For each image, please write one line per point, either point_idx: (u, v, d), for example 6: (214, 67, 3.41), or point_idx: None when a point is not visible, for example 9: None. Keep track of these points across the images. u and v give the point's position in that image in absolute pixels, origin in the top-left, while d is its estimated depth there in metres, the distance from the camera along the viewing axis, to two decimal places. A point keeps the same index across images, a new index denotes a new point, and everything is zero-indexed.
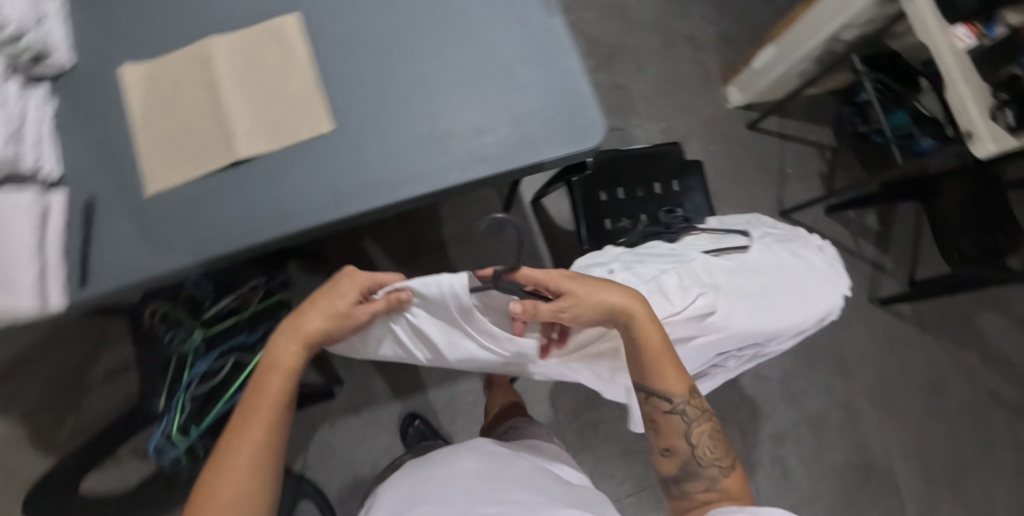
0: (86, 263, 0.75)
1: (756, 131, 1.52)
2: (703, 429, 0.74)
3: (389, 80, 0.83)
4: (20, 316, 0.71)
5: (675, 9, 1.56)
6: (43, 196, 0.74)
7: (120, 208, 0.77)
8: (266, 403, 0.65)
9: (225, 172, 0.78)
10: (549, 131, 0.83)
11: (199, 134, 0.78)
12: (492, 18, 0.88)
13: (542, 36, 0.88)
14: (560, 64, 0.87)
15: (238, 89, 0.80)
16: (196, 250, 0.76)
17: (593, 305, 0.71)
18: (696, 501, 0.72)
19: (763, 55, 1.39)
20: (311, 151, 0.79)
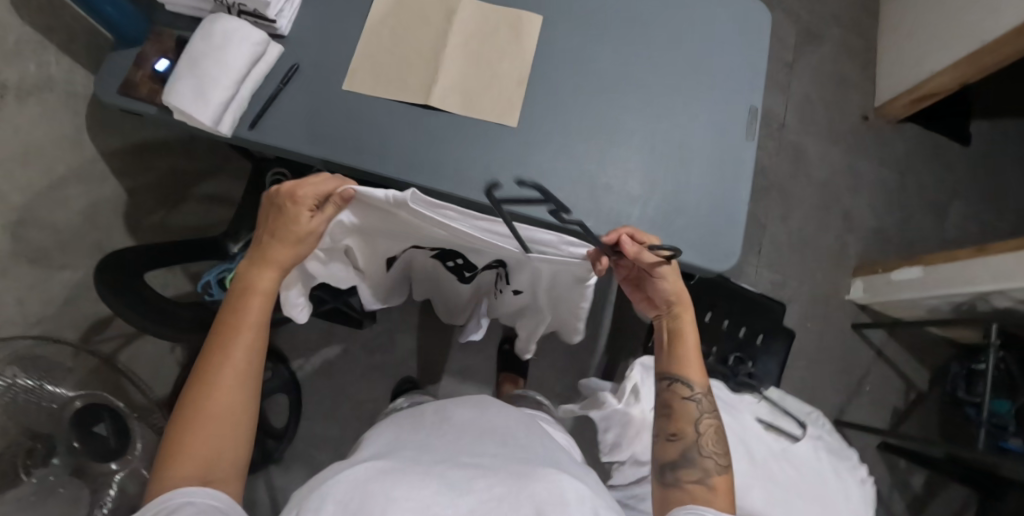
0: (265, 112, 0.85)
1: (858, 333, 1.45)
2: (711, 430, 0.72)
3: (583, 114, 0.88)
4: (196, 122, 0.81)
5: (850, 182, 1.52)
6: (266, 43, 0.84)
7: (316, 87, 0.86)
8: (245, 325, 0.62)
9: (409, 108, 0.85)
10: (686, 237, 0.86)
11: (408, 66, 0.86)
12: (698, 115, 0.91)
13: (730, 153, 0.91)
14: (732, 185, 0.90)
15: (460, 49, 0.86)
16: (350, 154, 0.84)
17: (675, 288, 0.73)
18: (688, 490, 0.66)
19: (907, 271, 1.34)
20: (486, 133, 0.84)
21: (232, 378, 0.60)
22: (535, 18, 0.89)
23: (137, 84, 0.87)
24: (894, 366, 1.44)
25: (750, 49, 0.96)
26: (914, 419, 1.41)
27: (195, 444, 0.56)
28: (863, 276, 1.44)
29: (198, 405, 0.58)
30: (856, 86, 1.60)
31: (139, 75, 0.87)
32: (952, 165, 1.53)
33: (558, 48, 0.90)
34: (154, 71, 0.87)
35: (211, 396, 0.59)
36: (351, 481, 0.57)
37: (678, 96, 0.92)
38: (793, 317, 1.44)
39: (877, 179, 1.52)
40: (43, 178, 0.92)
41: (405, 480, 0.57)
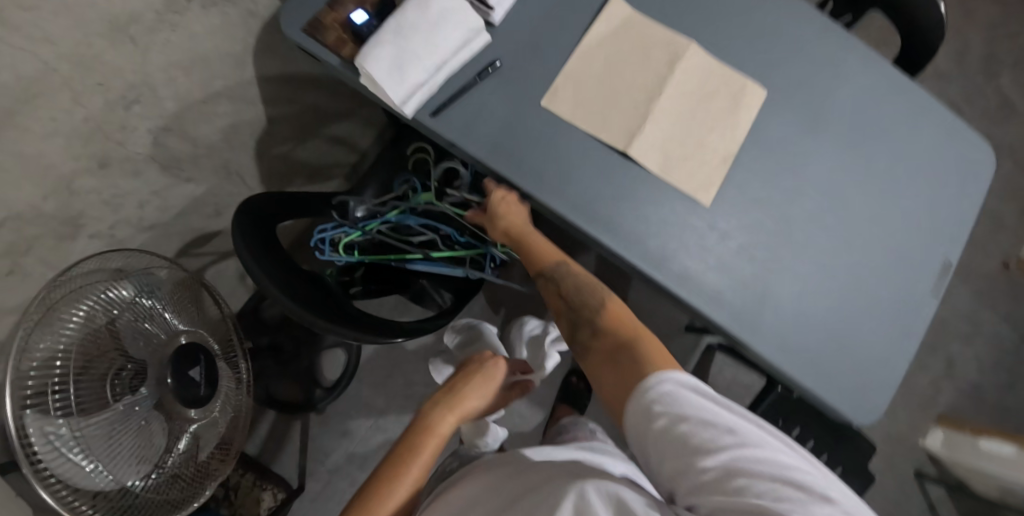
0: (451, 103, 0.77)
1: (918, 484, 1.39)
2: (579, 284, 0.77)
3: (775, 213, 0.81)
4: (381, 94, 0.74)
5: (965, 328, 1.44)
6: (476, 31, 0.77)
7: (512, 93, 0.78)
8: (424, 451, 0.71)
9: (603, 150, 0.78)
10: (835, 377, 0.79)
11: (616, 104, 0.78)
12: (889, 255, 0.84)
13: (909, 303, 0.84)
14: (899, 338, 0.82)
15: (674, 104, 0.79)
16: (528, 177, 0.76)
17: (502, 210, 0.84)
18: (593, 343, 0.68)
19: (1000, 445, 1.22)
20: (675, 205, 0.78)
21: (410, 490, 0.68)
22: (759, 95, 0.82)
23: (325, 27, 0.80)
24: None
25: (964, 196, 0.88)
26: None
27: None
28: (946, 428, 1.35)
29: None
30: (1010, 230, 1.49)
31: (330, 18, 0.80)
32: None
33: (772, 135, 0.82)
34: (349, 21, 0.80)
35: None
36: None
37: (876, 224, 0.84)
38: None
39: (995, 334, 1.44)
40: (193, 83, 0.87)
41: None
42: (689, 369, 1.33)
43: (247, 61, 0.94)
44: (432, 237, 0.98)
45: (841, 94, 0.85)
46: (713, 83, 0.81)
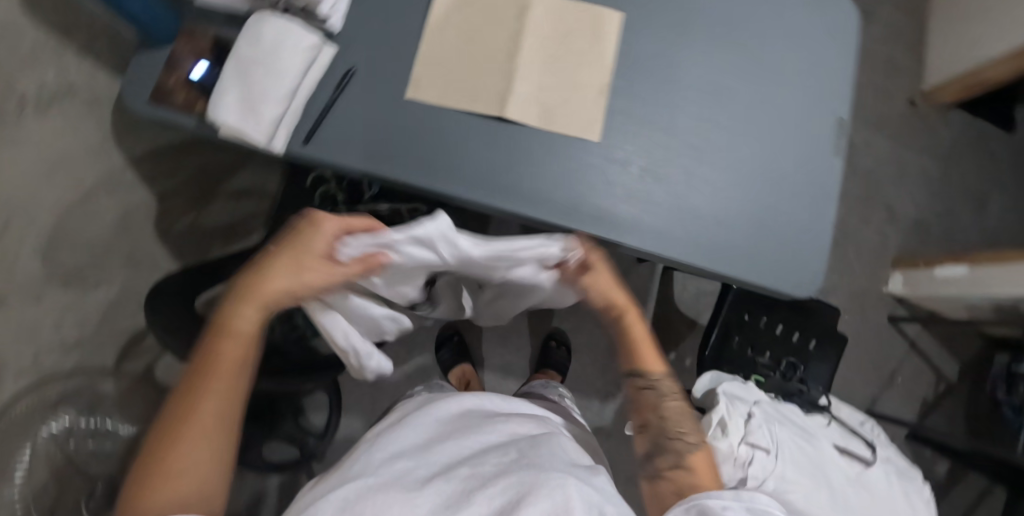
0: (319, 123, 0.76)
1: (894, 326, 1.47)
2: (673, 405, 0.76)
3: (665, 125, 0.82)
4: (245, 139, 0.73)
5: (892, 172, 1.51)
6: (318, 46, 0.76)
7: (376, 94, 0.77)
8: (225, 362, 0.58)
9: (483, 120, 0.78)
10: (767, 262, 0.82)
11: (481, 72, 0.78)
12: (781, 127, 0.86)
13: (816, 168, 0.86)
14: (817, 203, 0.85)
15: (536, 53, 0.79)
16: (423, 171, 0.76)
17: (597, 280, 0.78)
18: (664, 478, 0.70)
19: (953, 269, 1.33)
20: (567, 150, 0.78)
21: (226, 401, 0.57)
22: (614, 18, 0.82)
23: (170, 91, 0.77)
24: (926, 357, 1.47)
25: (838, 53, 0.90)
26: (941, 409, 1.47)
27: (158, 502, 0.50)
28: (903, 269, 1.45)
29: (180, 446, 0.53)
30: (904, 69, 1.55)
31: (172, 81, 0.78)
32: (993, 155, 1.55)
33: (639, 53, 0.83)
34: (190, 79, 0.78)
35: (195, 436, 0.54)
36: (338, 495, 0.53)
37: (763, 103, 0.86)
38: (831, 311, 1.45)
39: (919, 167, 1.52)
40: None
41: (393, 503, 0.51)
42: (657, 296, 1.35)
43: None
44: None
45: None
46: (569, 20, 0.81)
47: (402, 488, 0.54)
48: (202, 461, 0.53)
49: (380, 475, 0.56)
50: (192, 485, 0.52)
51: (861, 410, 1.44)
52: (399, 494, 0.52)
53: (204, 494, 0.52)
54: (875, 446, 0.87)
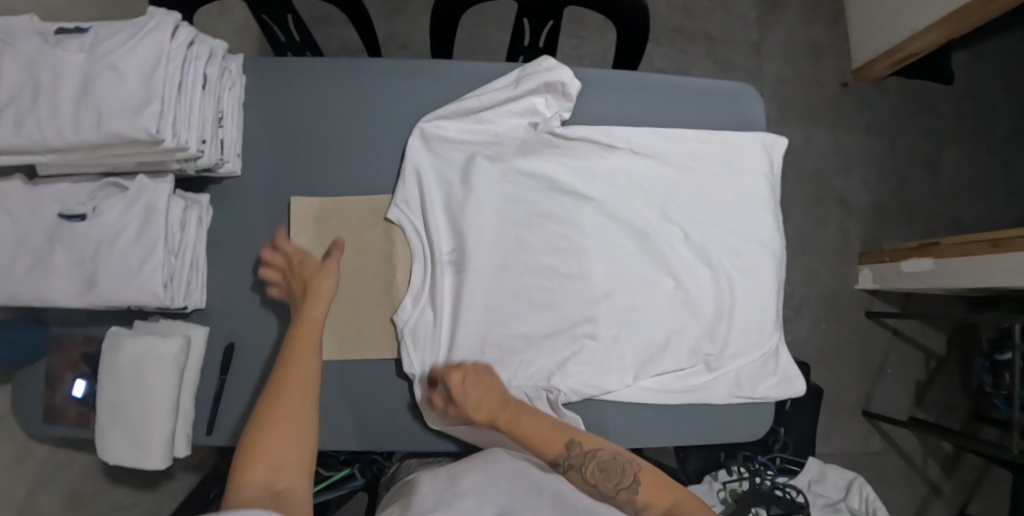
0: (215, 413, 0.71)
1: (874, 320, 1.44)
2: (591, 465, 0.57)
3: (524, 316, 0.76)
4: (142, 467, 0.66)
5: (838, 163, 1.47)
6: (186, 335, 0.69)
7: (260, 360, 0.72)
8: (286, 380, 0.54)
9: (369, 363, 0.71)
10: (718, 422, 0.75)
11: (350, 312, 0.71)
12: (667, 265, 0.73)
13: (733, 305, 0.73)
14: (733, 341, 0.73)
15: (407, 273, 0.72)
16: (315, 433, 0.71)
17: (475, 395, 0.62)
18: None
19: (918, 263, 1.30)
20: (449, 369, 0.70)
21: (283, 376, 0.55)
22: (470, 215, 0.70)
23: (62, 410, 0.75)
24: (911, 340, 1.45)
25: (710, 143, 0.75)
26: (934, 387, 1.45)
27: (255, 425, 0.50)
28: (870, 263, 1.42)
29: (246, 460, 0.47)
30: (828, 50, 1.51)
31: (57, 400, 0.76)
32: (937, 114, 1.52)
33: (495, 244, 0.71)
34: (73, 395, 0.78)
35: (274, 418, 0.50)
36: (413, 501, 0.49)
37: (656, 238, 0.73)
38: (807, 324, 1.41)
39: (865, 149, 1.49)
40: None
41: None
42: None
43: (34, 448, 0.80)
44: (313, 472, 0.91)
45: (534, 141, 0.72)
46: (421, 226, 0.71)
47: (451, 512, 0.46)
48: (276, 454, 0.48)
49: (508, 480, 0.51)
50: (269, 462, 0.48)
51: (857, 410, 1.43)
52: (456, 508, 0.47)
53: (280, 491, 0.46)
54: None
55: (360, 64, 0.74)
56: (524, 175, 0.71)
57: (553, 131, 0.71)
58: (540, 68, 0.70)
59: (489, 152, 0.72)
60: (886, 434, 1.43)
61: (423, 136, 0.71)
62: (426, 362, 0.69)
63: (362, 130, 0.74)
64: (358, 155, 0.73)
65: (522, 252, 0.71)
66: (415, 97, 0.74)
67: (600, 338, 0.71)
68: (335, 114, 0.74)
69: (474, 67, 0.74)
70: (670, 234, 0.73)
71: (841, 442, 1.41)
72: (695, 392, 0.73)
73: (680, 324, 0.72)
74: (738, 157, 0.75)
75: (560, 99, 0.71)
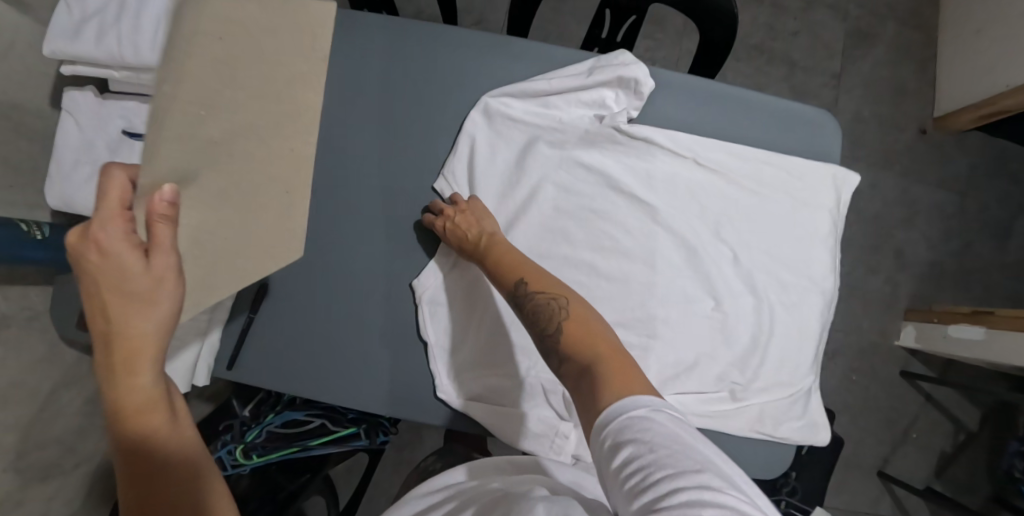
0: (238, 350, 0.70)
1: (907, 380, 1.38)
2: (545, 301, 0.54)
3: None
4: None
5: (901, 212, 1.40)
6: None
7: (288, 306, 0.70)
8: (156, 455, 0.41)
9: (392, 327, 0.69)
10: (739, 454, 0.71)
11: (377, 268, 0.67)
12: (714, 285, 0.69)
13: (773, 338, 0.70)
14: (766, 373, 0.70)
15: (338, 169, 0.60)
16: (325, 388, 0.69)
17: (462, 224, 0.64)
18: (573, 376, 0.47)
19: (968, 330, 1.23)
20: (471, 347, 0.67)
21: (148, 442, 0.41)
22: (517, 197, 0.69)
23: None
24: (942, 408, 1.38)
25: (781, 166, 0.71)
26: (958, 462, 1.38)
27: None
28: (915, 321, 1.35)
29: None
30: (913, 94, 1.43)
31: None
32: (1016, 179, 1.43)
33: (537, 232, 0.68)
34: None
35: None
36: None
37: (707, 254, 0.69)
38: (838, 371, 1.36)
39: (932, 202, 1.41)
40: (29, 410, 0.77)
41: None
42: None
43: (63, 351, 0.83)
44: (322, 422, 0.92)
45: (599, 136, 0.70)
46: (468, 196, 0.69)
47: None
48: None
49: (455, 499, 0.47)
50: None
51: (872, 468, 1.37)
52: None
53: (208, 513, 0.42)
54: None
55: (435, 29, 0.73)
56: (581, 167, 0.69)
57: (619, 126, 0.69)
58: (616, 60, 0.68)
59: (548, 139, 0.70)
60: (899, 499, 1.37)
61: (484, 107, 0.69)
62: (443, 331, 0.68)
63: (426, 95, 0.72)
64: (417, 119, 0.72)
65: (564, 244, 0.68)
66: (483, 71, 0.72)
67: (628, 347, 0.67)
68: (401, 75, 0.72)
69: (550, 51, 0.72)
70: (721, 254, 0.70)
71: (849, 499, 1.35)
72: (716, 419, 0.68)
73: (714, 347, 0.69)
74: (804, 188, 0.72)
75: (631, 96, 0.69)
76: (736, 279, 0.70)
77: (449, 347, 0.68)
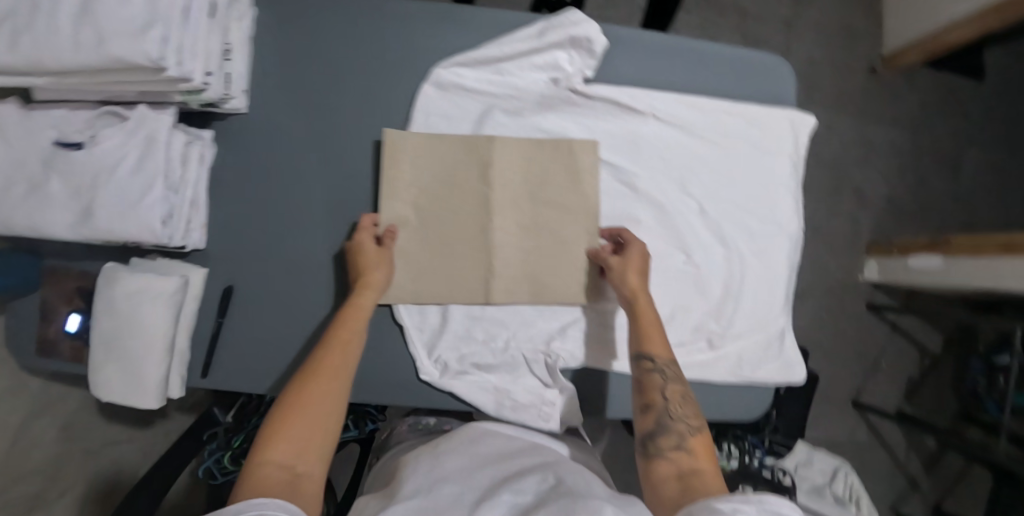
0: (212, 356, 0.68)
1: (873, 312, 1.44)
2: (677, 387, 0.55)
3: None
4: (138, 405, 0.64)
5: (858, 152, 1.43)
6: (184, 274, 0.65)
7: (259, 306, 0.69)
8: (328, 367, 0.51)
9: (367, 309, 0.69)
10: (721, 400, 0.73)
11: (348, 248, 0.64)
12: (683, 239, 0.69)
13: (744, 284, 0.71)
14: (740, 320, 0.72)
15: (445, 201, 0.65)
16: None
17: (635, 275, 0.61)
18: (663, 461, 0.50)
19: (927, 260, 1.28)
20: (449, 324, 0.66)
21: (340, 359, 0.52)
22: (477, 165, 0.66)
23: (54, 344, 0.74)
24: (908, 336, 1.45)
25: (739, 114, 0.72)
26: (925, 385, 1.46)
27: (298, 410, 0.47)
28: (877, 256, 1.40)
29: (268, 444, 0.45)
30: (861, 35, 1.45)
31: (49, 333, 0.75)
32: (963, 111, 1.48)
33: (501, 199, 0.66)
34: (66, 329, 0.75)
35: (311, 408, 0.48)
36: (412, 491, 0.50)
37: (673, 208, 0.69)
38: (809, 311, 1.41)
39: (887, 141, 1.45)
40: None
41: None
42: None
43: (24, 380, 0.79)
44: None
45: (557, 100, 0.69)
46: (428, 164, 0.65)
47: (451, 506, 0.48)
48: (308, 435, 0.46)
49: (490, 464, 0.54)
50: (293, 445, 0.45)
51: (847, 399, 1.43)
52: (453, 501, 0.48)
53: (300, 474, 0.44)
54: None
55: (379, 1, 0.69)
56: (541, 133, 0.68)
57: (575, 87, 0.68)
58: (565, 20, 0.66)
59: (506, 108, 0.68)
60: (872, 425, 1.44)
61: (439, 72, 0.67)
62: (419, 316, 0.65)
63: (375, 73, 0.69)
64: (365, 100, 0.69)
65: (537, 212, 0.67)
66: (432, 40, 0.69)
67: (604, 310, 0.68)
68: (347, 53, 0.69)
69: (500, 15, 0.70)
70: (688, 207, 0.70)
71: (828, 431, 1.42)
72: (696, 369, 0.70)
73: (689, 299, 0.70)
74: (763, 134, 0.72)
75: (584, 56, 0.67)
76: (703, 230, 0.70)
77: (427, 329, 0.66)
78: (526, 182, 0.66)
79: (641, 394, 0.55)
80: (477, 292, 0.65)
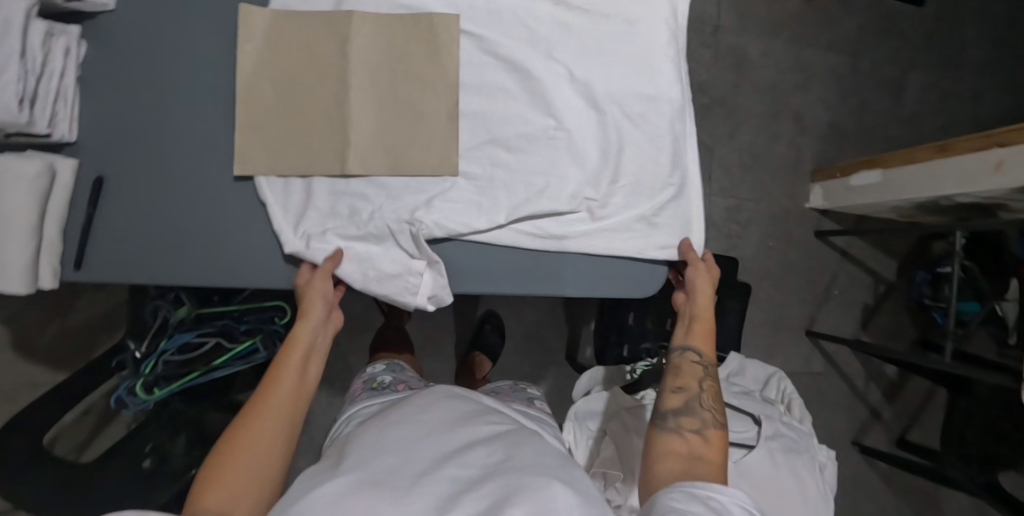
0: (85, 246, 0.68)
1: (822, 239, 1.41)
2: (711, 385, 0.64)
3: None
4: (4, 292, 0.63)
5: (797, 79, 1.41)
6: (50, 163, 0.65)
7: (134, 197, 0.69)
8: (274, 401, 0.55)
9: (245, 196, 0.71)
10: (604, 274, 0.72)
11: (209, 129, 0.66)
12: (553, 109, 0.69)
13: (622, 154, 0.70)
14: (620, 190, 0.70)
15: (304, 74, 0.65)
16: (197, 268, 0.70)
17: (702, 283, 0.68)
18: (683, 437, 0.58)
19: (867, 176, 1.25)
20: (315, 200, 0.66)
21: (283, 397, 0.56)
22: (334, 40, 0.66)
23: None
24: (859, 263, 1.42)
25: None
26: (881, 313, 1.43)
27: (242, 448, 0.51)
28: (822, 181, 1.38)
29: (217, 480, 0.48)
30: None
31: None
32: (904, 34, 1.46)
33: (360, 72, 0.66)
34: None
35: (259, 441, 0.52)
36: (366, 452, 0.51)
37: (542, 78, 0.69)
38: (754, 239, 1.38)
39: (828, 67, 1.43)
40: None
41: (386, 497, 0.45)
42: None
43: None
44: (218, 342, 0.90)
45: None
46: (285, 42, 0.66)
47: (397, 469, 0.48)
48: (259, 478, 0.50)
49: (450, 427, 0.53)
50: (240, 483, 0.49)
51: (801, 330, 1.40)
52: (400, 463, 0.49)
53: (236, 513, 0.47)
54: (760, 421, 0.85)
55: None
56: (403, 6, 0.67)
57: None
58: None
59: None
60: (828, 355, 1.41)
61: None
62: (282, 193, 0.66)
63: None
64: None
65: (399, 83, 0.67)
66: None
67: (473, 179, 0.68)
68: None
69: None
70: (559, 77, 0.69)
71: (782, 362, 1.39)
72: (574, 239, 0.69)
73: (563, 169, 0.69)
74: (634, 5, 0.72)
75: None
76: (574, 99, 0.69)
77: (291, 208, 0.66)
78: (386, 58, 0.66)
79: (678, 377, 0.64)
80: (335, 161, 0.65)
